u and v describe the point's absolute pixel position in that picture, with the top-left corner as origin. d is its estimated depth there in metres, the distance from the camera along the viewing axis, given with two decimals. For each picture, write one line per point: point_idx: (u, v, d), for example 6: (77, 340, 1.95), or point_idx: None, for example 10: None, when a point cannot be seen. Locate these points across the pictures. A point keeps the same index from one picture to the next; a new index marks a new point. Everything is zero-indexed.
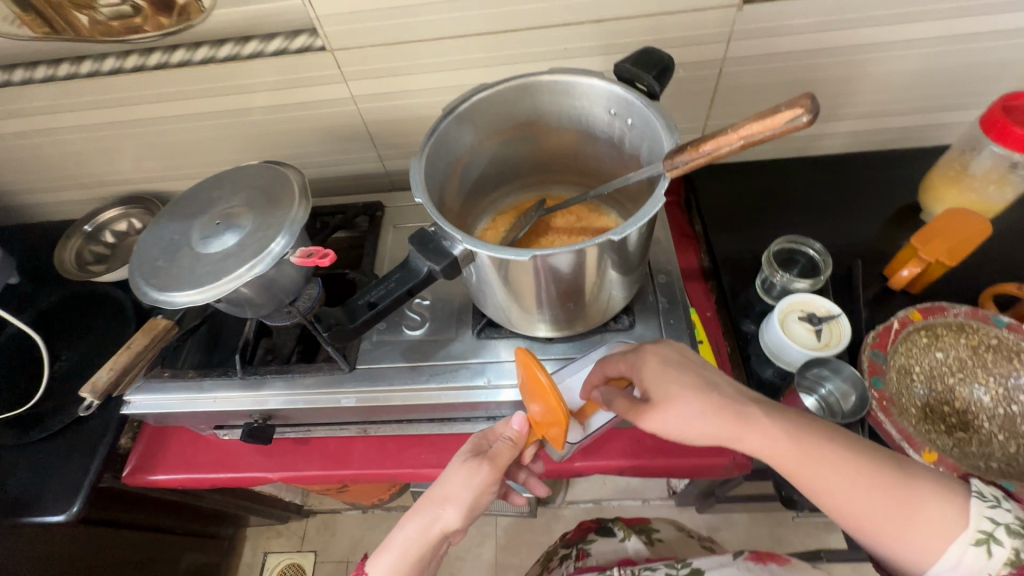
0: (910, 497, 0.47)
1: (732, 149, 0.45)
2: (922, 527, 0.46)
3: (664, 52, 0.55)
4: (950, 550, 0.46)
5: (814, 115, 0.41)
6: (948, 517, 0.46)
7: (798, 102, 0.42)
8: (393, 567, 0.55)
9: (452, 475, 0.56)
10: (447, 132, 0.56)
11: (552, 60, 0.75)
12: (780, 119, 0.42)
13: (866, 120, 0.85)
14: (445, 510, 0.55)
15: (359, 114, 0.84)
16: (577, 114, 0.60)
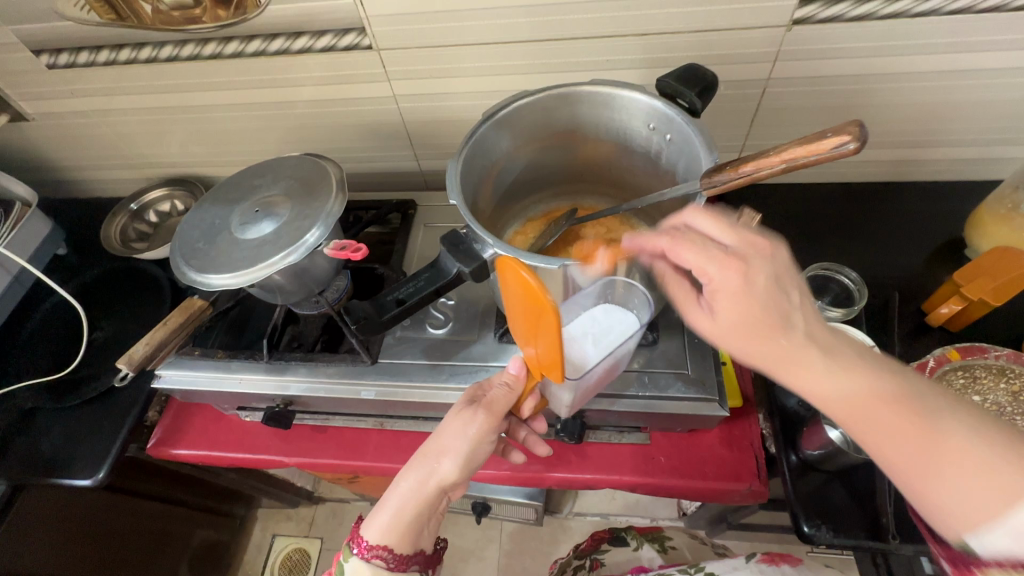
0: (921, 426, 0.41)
1: (773, 172, 0.45)
2: (962, 471, 0.39)
3: (709, 68, 0.54)
4: (999, 502, 0.37)
5: (862, 143, 0.41)
6: (995, 461, 0.38)
7: (846, 129, 0.42)
8: (388, 525, 0.55)
9: (448, 426, 0.56)
10: (486, 137, 0.57)
11: (593, 70, 0.76)
12: (825, 145, 0.42)
13: (914, 149, 0.82)
14: (441, 463, 0.55)
15: (399, 113, 0.86)
16: (615, 127, 0.60)
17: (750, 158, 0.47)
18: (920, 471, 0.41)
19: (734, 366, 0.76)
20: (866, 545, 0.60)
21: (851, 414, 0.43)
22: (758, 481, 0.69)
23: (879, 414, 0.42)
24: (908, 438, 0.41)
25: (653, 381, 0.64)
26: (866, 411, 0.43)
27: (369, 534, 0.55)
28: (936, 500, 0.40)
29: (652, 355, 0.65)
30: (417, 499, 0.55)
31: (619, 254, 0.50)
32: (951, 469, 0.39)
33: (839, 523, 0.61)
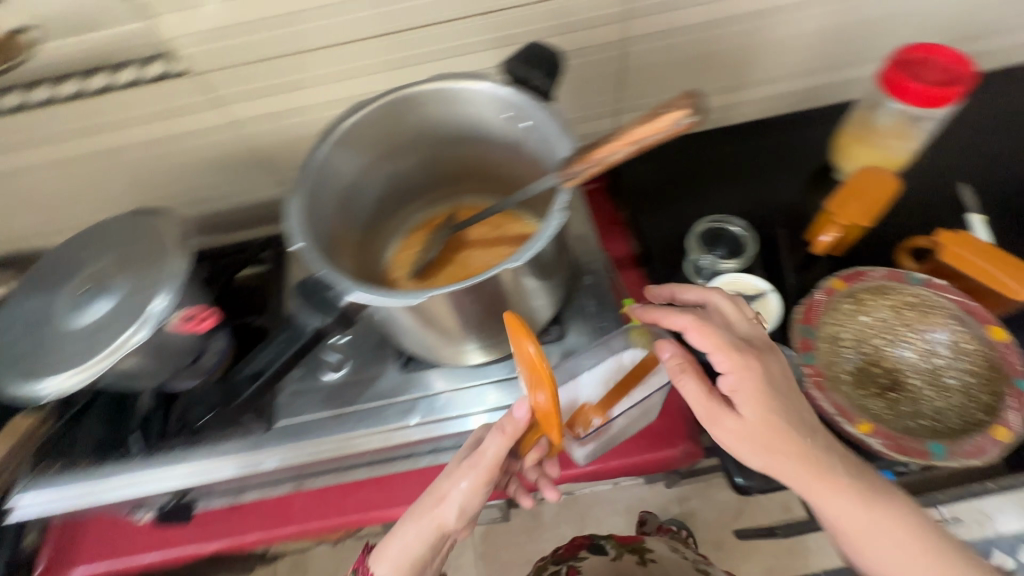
0: (879, 519, 0.50)
1: (623, 155, 0.44)
2: (885, 555, 0.51)
3: (550, 45, 0.51)
4: None
5: (697, 113, 0.40)
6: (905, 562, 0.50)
7: (678, 102, 0.40)
8: (394, 566, 0.55)
9: (451, 476, 0.54)
10: (329, 162, 0.51)
11: (447, 60, 0.71)
12: (664, 121, 0.41)
13: (775, 84, 0.84)
14: (440, 510, 0.54)
15: (247, 141, 0.76)
16: (471, 122, 0.56)
17: (597, 143, 0.45)
18: (859, 532, 0.51)
19: None
20: (793, 482, 0.62)
21: (831, 505, 0.50)
22: (690, 443, 0.69)
23: (855, 514, 0.50)
24: (868, 523, 0.50)
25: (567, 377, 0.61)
26: (841, 515, 0.50)
27: (379, 569, 0.56)
28: (864, 549, 0.51)
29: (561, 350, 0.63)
30: (421, 545, 0.55)
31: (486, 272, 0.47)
32: (881, 530, 0.50)
33: (767, 467, 0.63)
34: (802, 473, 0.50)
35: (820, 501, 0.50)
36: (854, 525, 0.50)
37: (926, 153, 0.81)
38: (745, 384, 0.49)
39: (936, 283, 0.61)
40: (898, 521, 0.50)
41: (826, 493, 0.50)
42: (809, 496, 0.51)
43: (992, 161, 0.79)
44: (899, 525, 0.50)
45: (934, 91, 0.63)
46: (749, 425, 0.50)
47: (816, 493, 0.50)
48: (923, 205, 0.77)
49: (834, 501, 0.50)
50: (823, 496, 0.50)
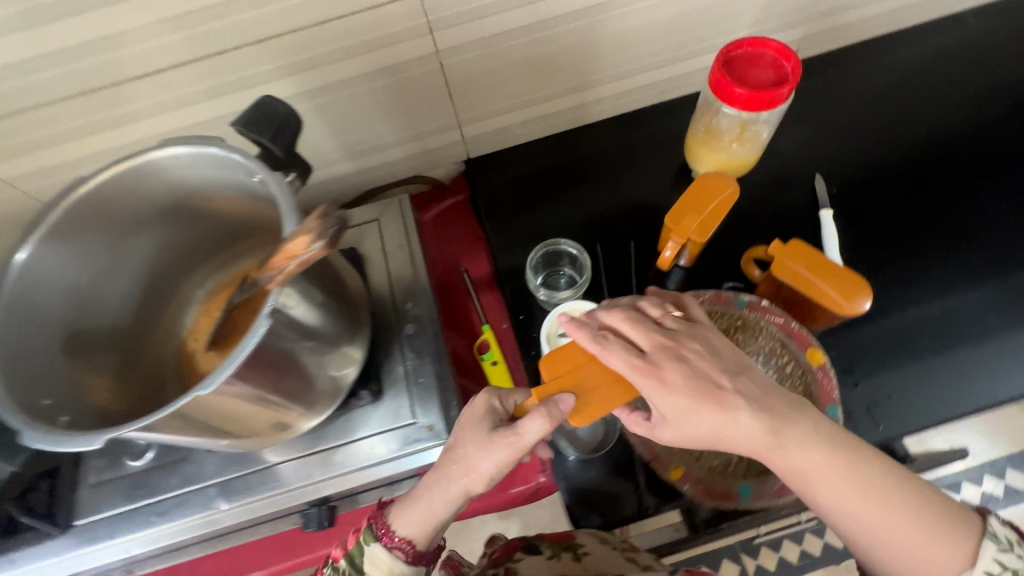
0: (878, 508, 0.39)
1: (286, 275, 0.41)
2: (929, 560, 0.38)
3: (282, 100, 0.44)
4: None
5: (329, 239, 0.40)
6: (951, 558, 0.38)
7: (306, 228, 0.40)
8: (419, 524, 0.47)
9: (477, 428, 0.47)
10: (39, 267, 0.44)
11: (236, 92, 0.62)
12: (303, 245, 0.40)
13: (626, 81, 0.79)
14: (479, 467, 0.46)
15: (30, 196, 0.68)
16: (230, 187, 0.49)
17: (265, 263, 0.42)
18: (852, 522, 0.40)
19: (508, 358, 0.75)
20: (631, 520, 0.60)
21: (816, 474, 0.41)
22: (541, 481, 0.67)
23: (865, 497, 0.40)
24: (867, 512, 0.40)
25: (381, 445, 0.57)
26: (842, 494, 0.40)
27: (403, 530, 0.46)
28: (893, 555, 0.39)
29: (379, 415, 0.58)
30: (450, 512, 0.47)
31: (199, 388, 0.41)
32: (887, 516, 0.39)
33: (606, 508, 0.60)
34: (783, 444, 0.41)
35: (799, 482, 0.41)
36: (840, 510, 0.41)
37: (780, 145, 0.77)
38: (677, 378, 0.42)
39: (760, 304, 0.58)
40: (947, 533, 0.39)
41: (805, 457, 0.41)
42: (791, 471, 0.41)
43: (845, 150, 0.77)
44: (936, 520, 0.39)
45: (756, 94, 0.59)
46: (690, 395, 0.42)
47: (794, 471, 0.41)
48: (776, 204, 0.74)
49: (818, 481, 0.41)
50: (807, 471, 0.41)
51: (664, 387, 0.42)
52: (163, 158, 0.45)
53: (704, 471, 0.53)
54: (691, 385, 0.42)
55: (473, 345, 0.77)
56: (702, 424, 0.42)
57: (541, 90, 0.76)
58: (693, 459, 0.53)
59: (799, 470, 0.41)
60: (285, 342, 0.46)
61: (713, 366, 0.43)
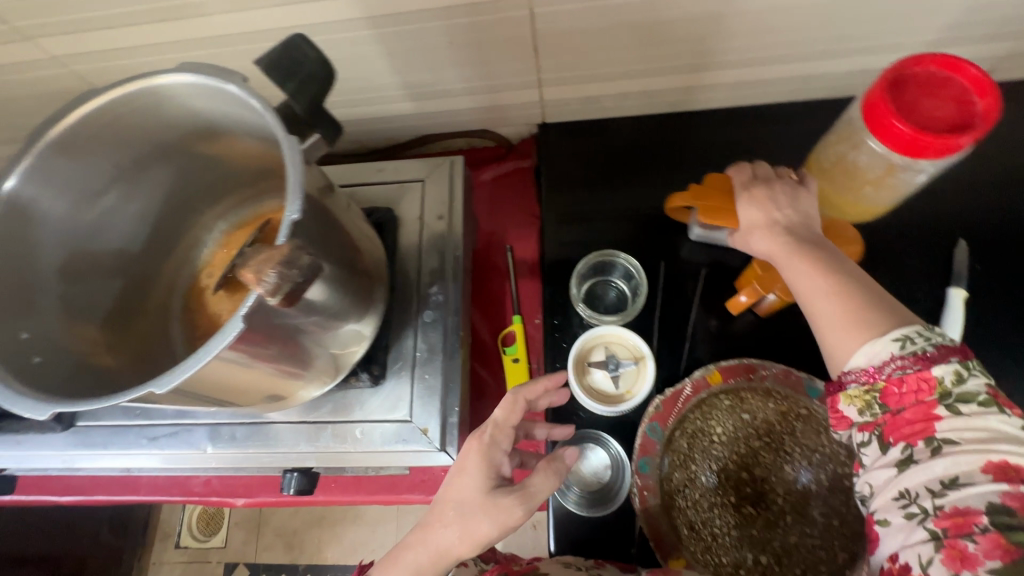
0: (817, 271, 0.41)
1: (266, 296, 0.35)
2: (851, 321, 0.39)
3: (315, 45, 0.36)
4: (867, 350, 0.38)
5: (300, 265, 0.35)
6: (865, 323, 0.39)
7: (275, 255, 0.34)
8: None
9: (468, 482, 0.44)
10: (38, 178, 0.42)
11: (290, 6, 0.54)
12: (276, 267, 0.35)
13: (752, 69, 0.64)
14: (475, 532, 0.42)
15: (80, 78, 0.64)
16: (246, 125, 0.43)
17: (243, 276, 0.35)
18: (820, 300, 0.41)
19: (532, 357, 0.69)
20: None
21: (816, 309, 0.41)
22: None
23: (820, 277, 0.41)
24: (840, 309, 0.40)
25: (369, 434, 0.53)
26: (802, 283, 0.42)
27: None
28: (823, 340, 0.41)
29: (376, 400, 0.54)
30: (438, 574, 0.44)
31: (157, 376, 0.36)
32: (837, 303, 0.40)
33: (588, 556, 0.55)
34: (796, 271, 0.43)
35: (794, 258, 0.43)
36: (831, 332, 0.40)
37: (926, 189, 0.61)
38: (755, 204, 0.47)
39: None
40: (870, 318, 0.39)
41: (812, 288, 0.42)
42: (802, 288, 0.42)
43: (1009, 214, 0.60)
44: (861, 314, 0.39)
45: (921, 136, 0.44)
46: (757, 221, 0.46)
47: (804, 276, 0.42)
48: (894, 265, 0.60)
49: (823, 301, 0.41)
50: (810, 278, 0.42)
51: (759, 203, 0.47)
52: (172, 83, 0.39)
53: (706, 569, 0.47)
54: (756, 210, 0.47)
55: (498, 332, 0.71)
56: (751, 244, 0.47)
57: (644, 62, 0.63)
58: (699, 553, 0.48)
59: (805, 292, 0.42)
60: (272, 337, 0.40)
61: (799, 216, 0.46)
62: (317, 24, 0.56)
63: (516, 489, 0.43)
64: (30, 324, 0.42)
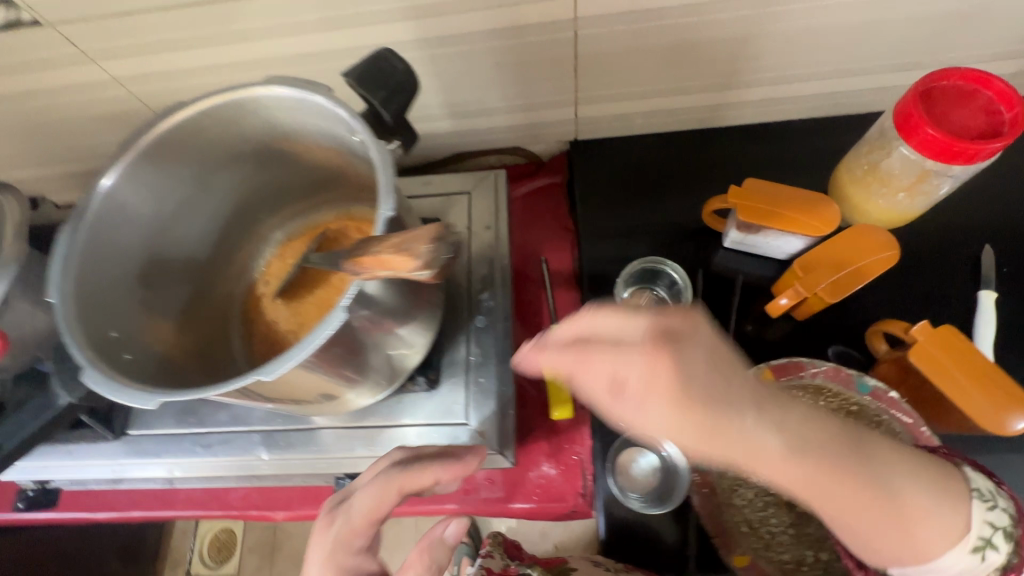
0: (865, 471, 0.36)
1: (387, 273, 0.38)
2: (918, 543, 0.37)
3: (404, 59, 0.38)
4: (946, 556, 0.38)
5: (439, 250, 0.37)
6: (945, 524, 0.37)
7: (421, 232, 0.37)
8: None
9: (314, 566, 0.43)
10: (125, 186, 0.43)
11: (350, 29, 0.57)
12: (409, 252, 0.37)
13: (777, 86, 0.67)
14: None
15: (137, 99, 0.67)
16: (322, 136, 0.45)
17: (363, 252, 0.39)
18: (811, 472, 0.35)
19: None
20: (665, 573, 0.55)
21: (808, 494, 0.36)
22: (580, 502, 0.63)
23: (840, 484, 0.35)
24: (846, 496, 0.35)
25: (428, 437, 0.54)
26: (847, 502, 0.35)
27: None
28: (893, 547, 0.37)
29: (430, 405, 0.55)
30: None
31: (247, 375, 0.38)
32: (888, 522, 0.36)
33: (634, 551, 0.57)
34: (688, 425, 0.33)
35: (787, 443, 0.34)
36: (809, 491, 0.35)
37: (949, 196, 0.64)
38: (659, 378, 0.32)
39: (887, 395, 0.49)
40: (947, 533, 0.37)
41: (781, 471, 0.34)
42: (778, 454, 0.34)
43: None
44: (898, 516, 0.36)
45: (955, 142, 0.47)
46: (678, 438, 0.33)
47: (806, 479, 0.34)
48: (924, 270, 0.62)
49: (789, 475, 0.35)
50: (815, 491, 0.35)
51: (620, 355, 0.34)
52: (259, 95, 0.41)
53: (771, 566, 0.48)
54: (645, 397, 0.33)
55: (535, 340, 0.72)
56: (643, 417, 0.34)
57: (677, 81, 0.66)
58: (762, 551, 0.49)
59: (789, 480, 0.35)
60: (359, 333, 0.42)
61: (699, 375, 0.33)
62: (374, 47, 0.60)
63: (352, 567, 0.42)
64: (117, 327, 0.43)
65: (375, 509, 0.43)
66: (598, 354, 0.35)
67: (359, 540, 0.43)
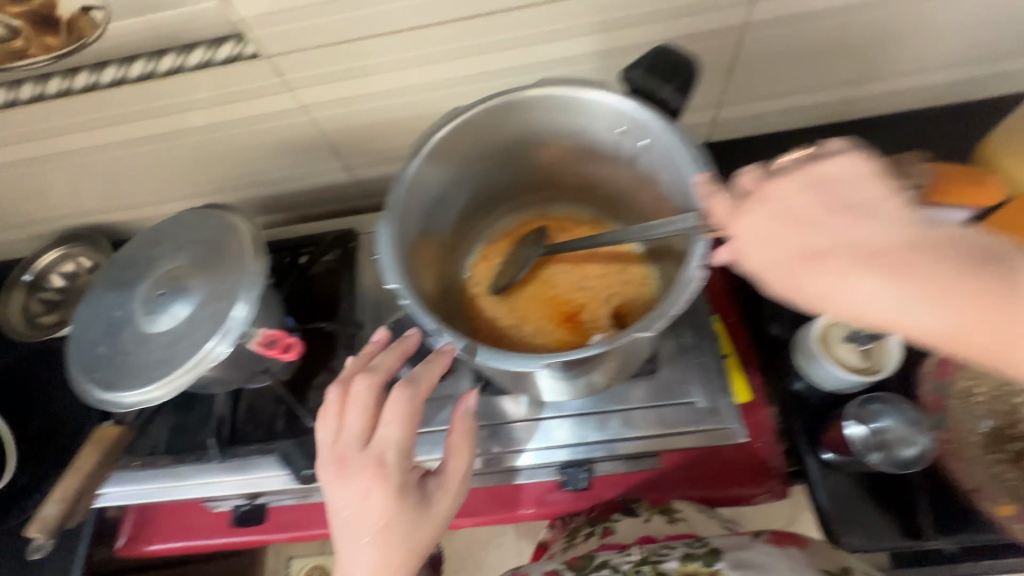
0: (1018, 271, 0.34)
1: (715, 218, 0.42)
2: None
3: (688, 53, 0.43)
4: None
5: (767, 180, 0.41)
6: None
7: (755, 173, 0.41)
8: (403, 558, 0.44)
9: (339, 490, 0.45)
10: (420, 180, 0.47)
11: (538, 45, 0.62)
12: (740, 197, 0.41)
13: (908, 77, 0.72)
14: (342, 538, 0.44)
15: (315, 125, 0.71)
16: (577, 133, 0.49)
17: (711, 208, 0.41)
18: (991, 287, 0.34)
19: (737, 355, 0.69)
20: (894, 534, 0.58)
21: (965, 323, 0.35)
22: (775, 483, 0.65)
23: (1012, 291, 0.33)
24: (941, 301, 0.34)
25: (662, 417, 0.58)
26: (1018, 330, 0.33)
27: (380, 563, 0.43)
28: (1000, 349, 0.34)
29: (653, 388, 0.59)
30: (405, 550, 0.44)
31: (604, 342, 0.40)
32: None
33: (863, 516, 0.59)
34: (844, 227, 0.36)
35: (885, 261, 0.35)
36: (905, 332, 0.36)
37: None
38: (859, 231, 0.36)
39: None
40: None
41: (844, 286, 0.35)
42: (881, 275, 0.35)
43: None
44: (998, 307, 0.33)
45: None
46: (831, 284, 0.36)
47: (903, 306, 0.34)
48: None
49: (872, 307, 0.35)
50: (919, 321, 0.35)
51: (861, 217, 0.36)
52: (544, 94, 0.45)
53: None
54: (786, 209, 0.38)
55: None
56: (826, 287, 0.36)
57: (818, 78, 0.72)
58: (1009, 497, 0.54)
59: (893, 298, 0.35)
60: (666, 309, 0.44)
61: (862, 225, 0.36)
62: (554, 62, 0.64)
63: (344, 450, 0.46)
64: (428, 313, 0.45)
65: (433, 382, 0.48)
66: (831, 161, 0.39)
67: (356, 450, 0.46)
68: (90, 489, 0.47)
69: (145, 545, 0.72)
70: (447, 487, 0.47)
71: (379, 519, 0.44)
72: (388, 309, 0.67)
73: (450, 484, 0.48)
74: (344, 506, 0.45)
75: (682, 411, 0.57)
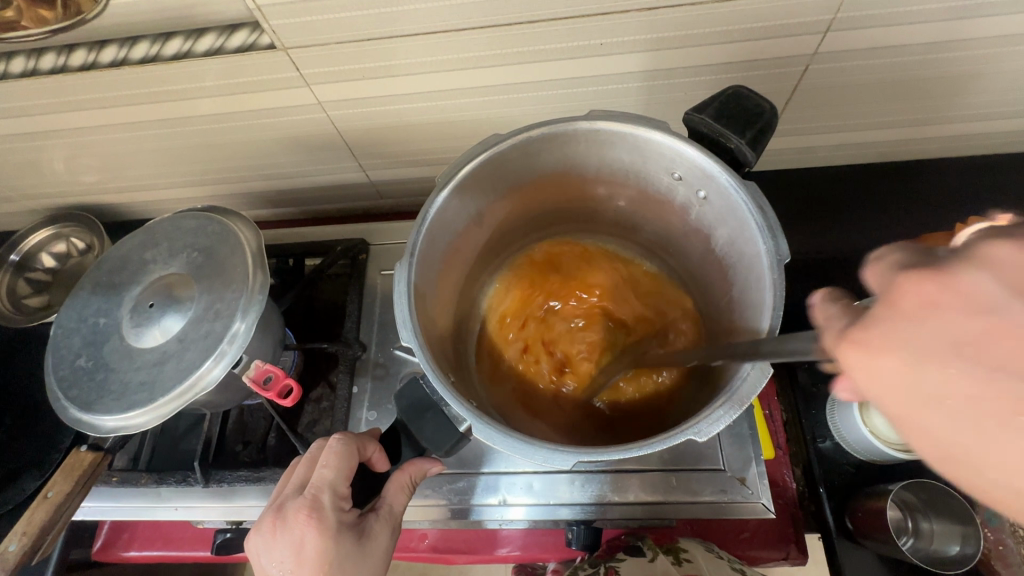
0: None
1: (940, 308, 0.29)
2: None
3: (764, 95, 0.39)
4: None
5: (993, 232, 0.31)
6: None
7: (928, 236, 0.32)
8: None
9: (263, 548, 0.38)
10: (446, 210, 0.42)
11: (579, 58, 0.55)
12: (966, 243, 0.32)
13: (980, 123, 0.64)
14: None
15: (331, 123, 0.65)
16: (626, 171, 0.45)
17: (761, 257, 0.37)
18: (976, 447, 0.21)
19: (762, 408, 0.63)
20: None
21: (947, 401, 0.21)
22: (794, 548, 0.58)
23: None
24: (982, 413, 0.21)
25: (684, 485, 0.52)
26: None
27: None
28: None
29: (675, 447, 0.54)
30: None
31: (646, 441, 0.34)
32: None
33: None
34: None
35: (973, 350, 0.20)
36: (899, 346, 0.22)
37: None
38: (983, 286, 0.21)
39: None
40: None
41: (893, 379, 0.22)
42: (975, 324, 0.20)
43: None
44: None
45: None
46: (999, 279, 0.21)
47: (924, 373, 0.21)
48: None
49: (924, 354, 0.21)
50: (938, 353, 0.21)
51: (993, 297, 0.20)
52: (596, 131, 0.41)
53: None
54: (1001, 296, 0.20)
55: None
56: (886, 388, 0.22)
57: (881, 116, 0.64)
58: None
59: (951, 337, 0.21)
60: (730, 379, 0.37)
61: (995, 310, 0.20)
62: (597, 76, 0.57)
63: (276, 503, 0.40)
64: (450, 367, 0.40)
65: (356, 437, 0.41)
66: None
67: (291, 498, 0.39)
68: (56, 523, 0.46)
69: (125, 553, 0.64)
70: (386, 524, 0.41)
71: (313, 574, 0.37)
72: (394, 332, 0.62)
73: (387, 521, 0.41)
74: (277, 570, 0.38)
75: (710, 475, 0.52)
